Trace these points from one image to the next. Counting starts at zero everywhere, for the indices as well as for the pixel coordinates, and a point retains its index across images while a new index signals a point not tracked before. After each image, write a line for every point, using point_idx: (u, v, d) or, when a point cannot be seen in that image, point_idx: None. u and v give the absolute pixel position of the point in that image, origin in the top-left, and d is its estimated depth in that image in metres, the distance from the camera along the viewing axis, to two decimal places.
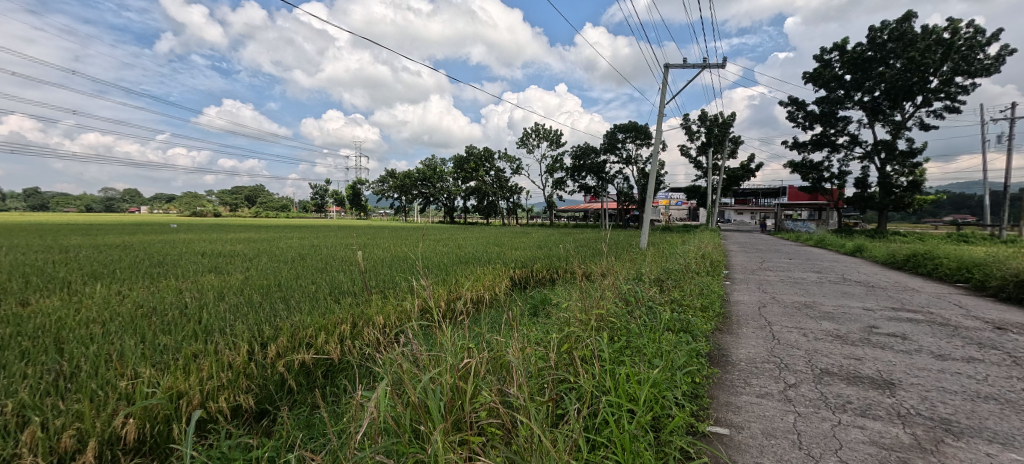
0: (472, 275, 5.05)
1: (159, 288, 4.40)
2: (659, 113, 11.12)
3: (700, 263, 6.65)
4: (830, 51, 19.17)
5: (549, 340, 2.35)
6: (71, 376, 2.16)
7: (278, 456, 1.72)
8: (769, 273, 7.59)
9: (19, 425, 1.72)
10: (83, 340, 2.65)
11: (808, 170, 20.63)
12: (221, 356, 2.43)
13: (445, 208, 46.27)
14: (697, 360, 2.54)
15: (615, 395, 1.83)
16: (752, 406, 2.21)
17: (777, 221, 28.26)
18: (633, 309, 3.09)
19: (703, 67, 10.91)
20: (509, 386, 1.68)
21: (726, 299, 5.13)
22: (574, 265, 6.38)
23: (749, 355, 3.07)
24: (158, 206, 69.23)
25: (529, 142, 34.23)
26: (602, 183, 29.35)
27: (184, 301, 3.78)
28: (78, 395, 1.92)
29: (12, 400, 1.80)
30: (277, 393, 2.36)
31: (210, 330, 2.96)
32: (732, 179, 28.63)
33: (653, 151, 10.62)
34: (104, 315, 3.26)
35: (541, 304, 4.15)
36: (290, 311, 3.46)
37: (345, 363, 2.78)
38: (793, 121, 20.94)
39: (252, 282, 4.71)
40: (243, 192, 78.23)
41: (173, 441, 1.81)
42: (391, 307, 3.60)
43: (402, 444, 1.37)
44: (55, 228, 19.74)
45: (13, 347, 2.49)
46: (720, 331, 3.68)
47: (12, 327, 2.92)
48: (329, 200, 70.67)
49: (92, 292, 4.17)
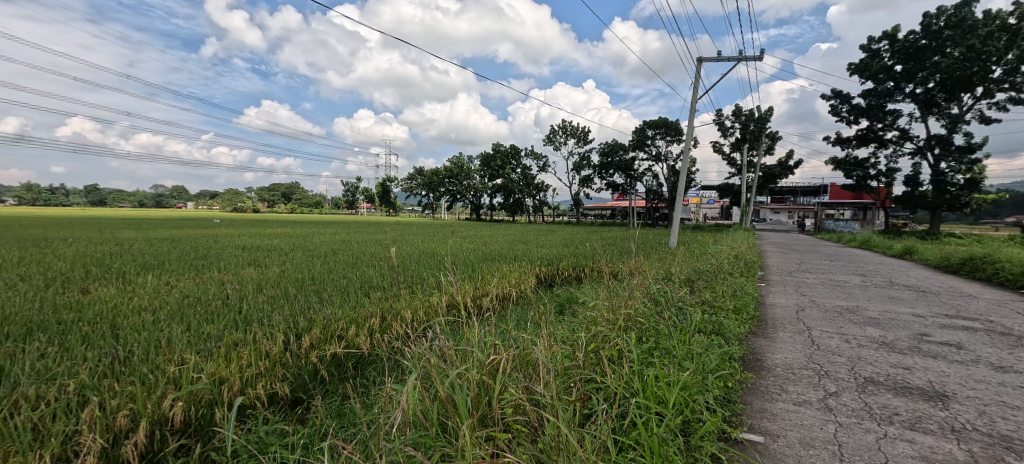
0: (497, 272, 5.06)
1: (204, 279, 4.66)
2: (691, 108, 10.76)
3: (734, 263, 6.40)
4: (878, 40, 17.98)
5: (575, 339, 2.33)
6: (125, 361, 2.32)
7: (312, 443, 1.79)
8: (808, 274, 7.24)
9: (80, 403, 1.87)
10: (136, 327, 2.83)
11: (852, 168, 19.50)
12: (259, 346, 2.55)
13: (472, 205, 46.67)
14: (729, 364, 2.44)
15: (644, 397, 1.78)
16: (788, 413, 2.12)
17: (817, 221, 26.87)
18: (663, 309, 3.02)
19: (739, 60, 10.46)
20: (535, 384, 1.67)
21: (761, 301, 4.92)
22: (601, 264, 6.29)
23: (786, 361, 2.93)
24: (203, 202, 73.30)
25: (556, 139, 33.97)
26: (631, 181, 28.77)
27: (226, 292, 3.99)
28: (131, 377, 2.06)
29: (74, 380, 1.95)
30: (311, 382, 2.45)
31: (249, 320, 3.10)
32: (768, 177, 27.43)
33: (684, 148, 10.27)
34: (154, 304, 3.48)
35: (568, 303, 4.09)
36: (323, 304, 3.58)
37: (375, 356, 2.87)
38: (836, 116, 19.80)
39: (288, 275, 4.90)
40: (280, 189, 81.97)
41: (215, 425, 1.92)
42: (419, 302, 3.68)
43: (429, 438, 1.39)
44: (109, 223, 20.98)
45: (75, 332, 2.70)
46: (754, 335, 3.54)
47: (75, 313, 3.17)
48: (361, 197, 72.94)
49: (147, 281, 4.49)
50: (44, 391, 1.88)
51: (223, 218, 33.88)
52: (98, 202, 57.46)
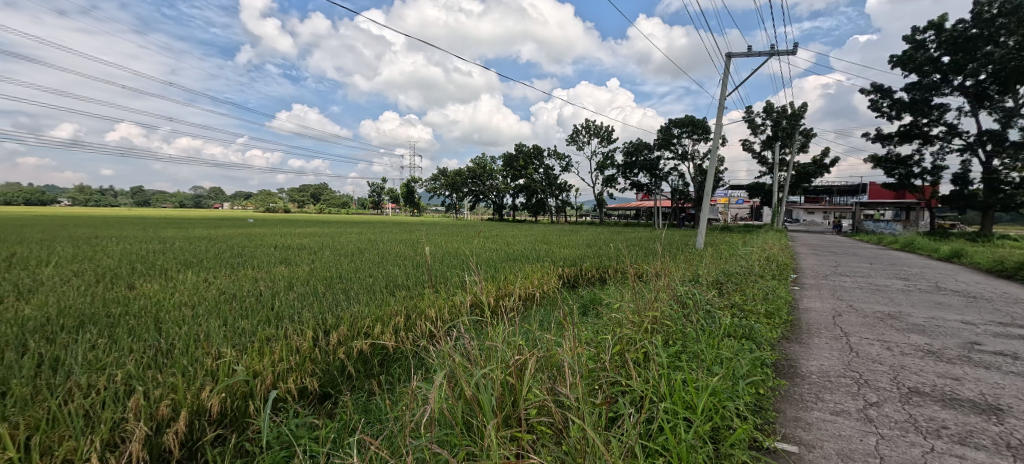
0: (520, 272, 5.06)
1: (239, 276, 4.87)
2: (719, 105, 10.45)
3: (765, 266, 6.16)
4: (924, 30, 16.91)
5: (600, 340, 2.30)
6: (167, 353, 2.44)
7: (340, 438, 1.83)
8: (845, 278, 6.90)
9: (126, 392, 1.98)
10: (177, 321, 2.98)
11: (894, 166, 18.47)
12: (290, 341, 2.63)
13: (495, 205, 46.83)
14: (761, 369, 2.34)
15: (672, 402, 1.73)
16: (825, 423, 2.02)
17: (855, 221, 25.58)
18: (690, 312, 2.93)
19: (771, 54, 10.08)
20: (560, 385, 1.66)
21: (795, 305, 4.72)
22: (626, 265, 6.19)
23: (822, 368, 2.80)
24: (237, 203, 76.54)
25: (579, 138, 33.67)
26: (656, 181, 28.20)
27: (259, 289, 4.16)
28: (173, 369, 2.17)
29: (121, 371, 2.07)
30: (340, 378, 2.52)
31: (280, 317, 3.21)
32: (801, 176, 26.34)
33: (712, 146, 9.97)
34: (193, 300, 3.65)
35: (592, 304, 4.05)
36: (349, 302, 3.66)
37: (399, 354, 2.92)
38: (876, 111, 18.79)
39: (317, 274, 5.03)
40: (310, 190, 84.58)
41: (249, 416, 2.00)
42: (442, 301, 3.71)
43: (454, 436, 1.40)
44: (153, 222, 22.15)
45: (122, 325, 2.87)
46: (787, 340, 3.40)
47: (122, 306, 3.38)
48: (386, 197, 74.44)
49: (187, 277, 4.72)
50: (95, 380, 2.00)
51: (257, 218, 34.76)
52: (143, 203, 61.03)
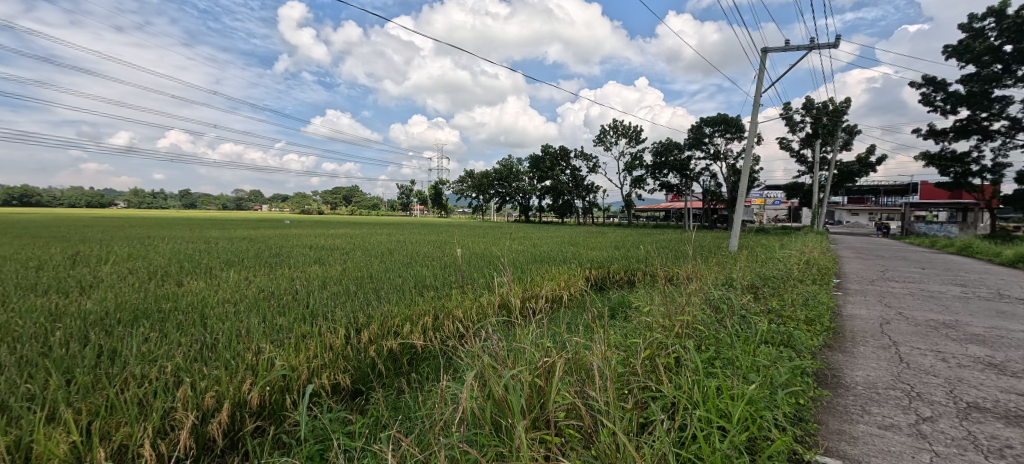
0: (547, 274, 5.03)
1: (276, 275, 5.08)
2: (754, 102, 10.05)
3: (805, 270, 5.87)
4: (983, 17, 15.67)
5: (630, 344, 2.27)
6: (211, 347, 2.58)
7: (371, 432, 1.89)
8: (894, 284, 6.47)
9: (175, 383, 2.10)
10: (221, 317, 3.16)
11: (948, 164, 17.21)
12: (324, 338, 2.73)
13: (521, 207, 46.85)
14: (802, 378, 2.21)
15: (705, 410, 1.68)
16: (873, 438, 1.90)
17: (904, 223, 23.95)
18: (723, 318, 2.83)
19: (811, 48, 9.61)
20: (590, 389, 1.64)
21: (837, 312, 4.45)
22: (655, 268, 6.05)
23: (868, 378, 2.64)
24: (275, 204, 80.16)
25: (606, 139, 33.15)
26: (686, 181, 27.42)
27: (295, 287, 4.34)
28: (217, 362, 2.29)
29: (171, 363, 2.20)
30: (371, 375, 2.58)
31: (314, 315, 3.32)
32: (843, 175, 24.94)
33: (746, 145, 9.60)
34: (234, 297, 3.85)
35: (620, 307, 3.98)
36: (380, 302, 3.75)
37: (428, 353, 2.97)
38: (928, 105, 17.56)
39: (349, 273, 5.21)
40: (342, 192, 87.48)
41: (286, 410, 2.09)
42: (470, 301, 3.75)
43: (483, 436, 1.40)
44: (198, 224, 23.56)
45: (172, 319, 3.06)
46: (829, 349, 3.22)
47: (172, 302, 3.61)
48: (414, 199, 76.13)
49: (229, 276, 4.97)
50: (147, 370, 2.14)
51: (291, 218, 41.11)
52: (189, 205, 65.03)
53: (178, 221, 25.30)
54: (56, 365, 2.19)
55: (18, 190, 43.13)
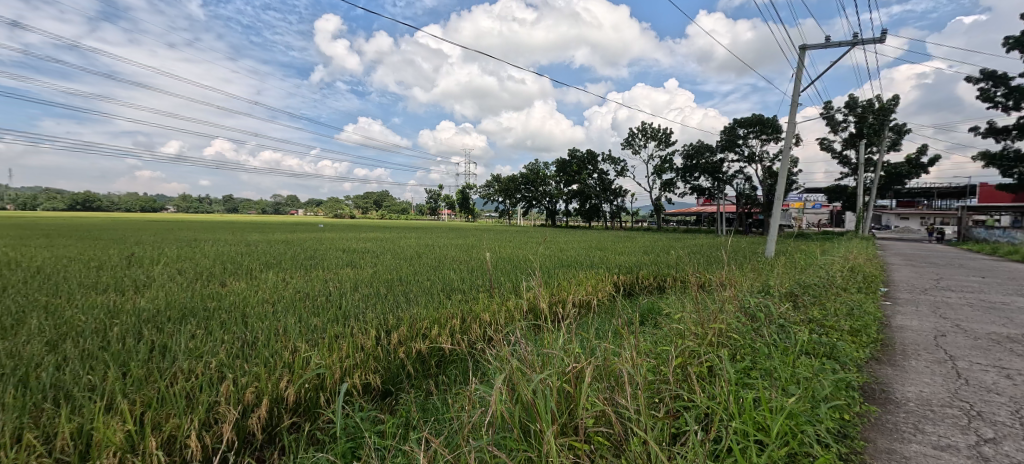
0: (574, 279, 5.01)
1: (312, 277, 5.29)
2: (792, 102, 9.63)
3: (849, 277, 5.54)
4: None
5: (660, 351, 2.21)
6: (252, 344, 2.72)
7: (400, 431, 1.94)
8: (951, 294, 6.00)
9: (220, 378, 2.22)
10: (261, 316, 3.31)
11: (1011, 164, 15.90)
12: (355, 339, 2.81)
13: (547, 211, 46.63)
14: (847, 392, 2.07)
15: (741, 421, 1.61)
16: (926, 459, 1.76)
17: (962, 229, 22.21)
18: (760, 327, 2.72)
19: (854, 44, 9.14)
20: (619, 395, 1.62)
21: (885, 323, 4.17)
22: (686, 274, 5.88)
23: (921, 395, 2.46)
24: (310, 209, 83.90)
25: (634, 142, 32.57)
26: (718, 184, 26.56)
27: (329, 289, 4.49)
28: (258, 359, 2.41)
29: (215, 360, 2.33)
30: (400, 376, 2.64)
31: (347, 316, 3.44)
32: (891, 177, 23.45)
33: (783, 147, 9.22)
34: (273, 297, 4.03)
35: (650, 313, 3.90)
36: (409, 304, 3.84)
37: (455, 356, 3.00)
38: (988, 101, 16.29)
39: (380, 276, 5.36)
40: (373, 196, 90.18)
41: (320, 407, 2.16)
42: (497, 305, 3.77)
43: (512, 440, 1.41)
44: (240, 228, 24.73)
45: (216, 318, 3.24)
46: (877, 362, 3.03)
47: (217, 301, 3.83)
48: (442, 203, 77.45)
49: (268, 277, 5.20)
50: (194, 366, 2.27)
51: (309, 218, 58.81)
52: (231, 209, 69.05)
53: (225, 225, 26.93)
54: (114, 358, 2.36)
55: (81, 197, 46.62)
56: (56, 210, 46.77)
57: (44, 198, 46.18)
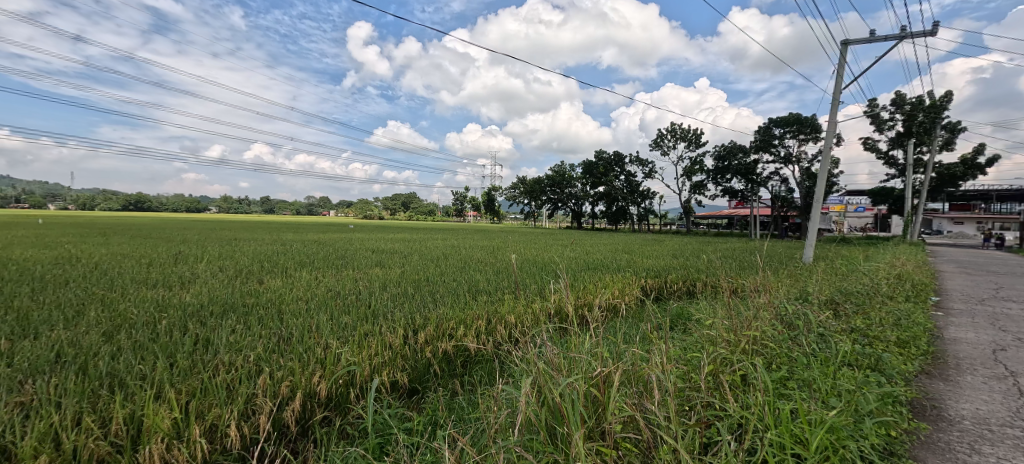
0: (601, 282, 4.94)
1: (343, 276, 5.45)
2: (833, 100, 9.17)
3: (896, 285, 5.22)
4: None
5: (690, 358, 2.16)
6: (287, 340, 2.84)
7: (427, 429, 1.97)
8: (1014, 305, 5.51)
9: (256, 371, 2.33)
10: (296, 313, 3.44)
11: None
12: (384, 337, 2.88)
13: (573, 213, 46.21)
14: (894, 407, 1.94)
15: (776, 434, 1.54)
16: None
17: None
18: (798, 335, 2.60)
19: (901, 37, 8.63)
20: (648, 401, 1.59)
21: (937, 335, 3.90)
22: (718, 279, 5.68)
23: (978, 413, 2.29)
24: (341, 210, 86.90)
25: (663, 143, 31.85)
26: (752, 186, 25.59)
27: (358, 288, 4.62)
28: (293, 354, 2.51)
29: (253, 354, 2.44)
30: (428, 374, 2.68)
31: (376, 314, 3.52)
32: (944, 178, 21.88)
33: (824, 148, 8.78)
34: (307, 295, 4.19)
35: (680, 318, 3.81)
36: (436, 304, 3.90)
37: (481, 357, 3.03)
38: None
39: (407, 276, 5.47)
40: (401, 198, 92.29)
41: (349, 403, 2.23)
42: (522, 307, 3.77)
43: (539, 443, 1.40)
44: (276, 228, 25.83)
45: (254, 314, 3.38)
46: (928, 376, 2.84)
47: (255, 298, 4.00)
48: (467, 205, 78.36)
49: (302, 276, 5.37)
50: (234, 359, 2.39)
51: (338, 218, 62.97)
52: (268, 210, 72.50)
53: (263, 225, 28.23)
54: (163, 349, 2.52)
55: (134, 198, 50.08)
56: (111, 210, 50.38)
57: (102, 200, 50.16)
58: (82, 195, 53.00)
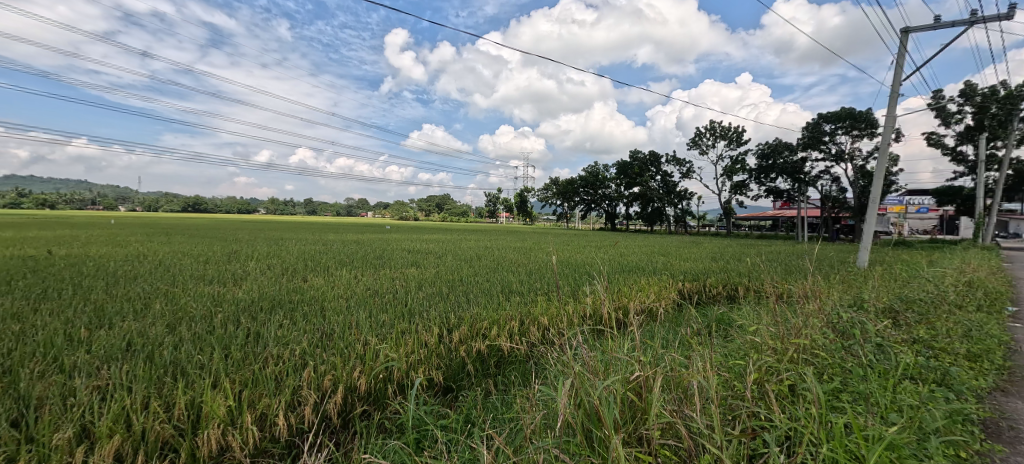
0: (636, 285, 4.84)
1: (380, 275, 5.64)
2: (891, 92, 8.52)
3: (965, 293, 4.76)
4: None
5: (732, 365, 2.08)
6: (330, 336, 2.97)
7: (462, 427, 2.00)
8: None
9: (301, 364, 2.45)
10: (337, 310, 3.60)
11: None
12: (420, 336, 2.95)
13: (607, 214, 45.41)
14: (963, 425, 1.78)
15: (831, 449, 1.44)
16: None
17: None
18: (852, 344, 2.44)
19: (971, 23, 7.91)
20: (688, 407, 1.55)
21: (1015, 349, 3.51)
22: (762, 284, 5.42)
23: None
24: (379, 211, 89.96)
25: (702, 141, 30.77)
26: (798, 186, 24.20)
27: (394, 287, 4.76)
28: (335, 350, 2.62)
29: (298, 349, 2.57)
30: (462, 373, 2.72)
31: (412, 313, 3.62)
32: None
33: (881, 144, 8.15)
34: (347, 293, 4.36)
35: (720, 323, 3.67)
36: (469, 304, 3.97)
37: (514, 357, 3.04)
38: None
39: (442, 276, 5.58)
40: (435, 200, 94.24)
41: (387, 397, 2.30)
42: (556, 309, 3.76)
43: (575, 445, 1.40)
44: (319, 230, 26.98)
45: (299, 310, 3.56)
46: (1004, 393, 2.56)
47: (300, 294, 4.22)
48: (499, 206, 78.78)
49: (342, 275, 5.60)
50: (282, 352, 2.54)
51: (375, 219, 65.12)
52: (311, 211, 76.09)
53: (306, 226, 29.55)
54: (219, 341, 2.71)
55: (192, 201, 54.01)
56: (173, 211, 54.58)
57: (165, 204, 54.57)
58: (149, 198, 57.83)
